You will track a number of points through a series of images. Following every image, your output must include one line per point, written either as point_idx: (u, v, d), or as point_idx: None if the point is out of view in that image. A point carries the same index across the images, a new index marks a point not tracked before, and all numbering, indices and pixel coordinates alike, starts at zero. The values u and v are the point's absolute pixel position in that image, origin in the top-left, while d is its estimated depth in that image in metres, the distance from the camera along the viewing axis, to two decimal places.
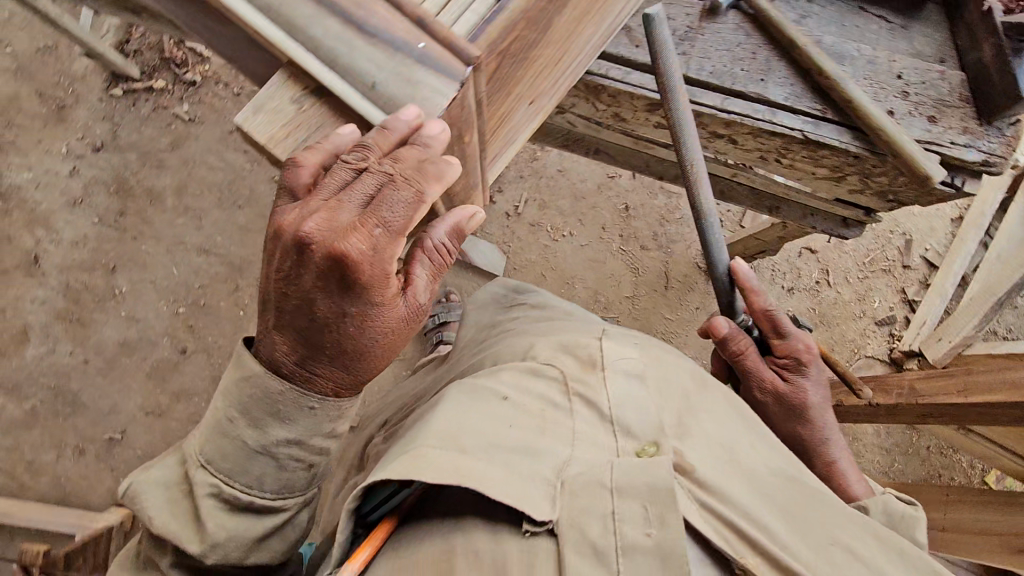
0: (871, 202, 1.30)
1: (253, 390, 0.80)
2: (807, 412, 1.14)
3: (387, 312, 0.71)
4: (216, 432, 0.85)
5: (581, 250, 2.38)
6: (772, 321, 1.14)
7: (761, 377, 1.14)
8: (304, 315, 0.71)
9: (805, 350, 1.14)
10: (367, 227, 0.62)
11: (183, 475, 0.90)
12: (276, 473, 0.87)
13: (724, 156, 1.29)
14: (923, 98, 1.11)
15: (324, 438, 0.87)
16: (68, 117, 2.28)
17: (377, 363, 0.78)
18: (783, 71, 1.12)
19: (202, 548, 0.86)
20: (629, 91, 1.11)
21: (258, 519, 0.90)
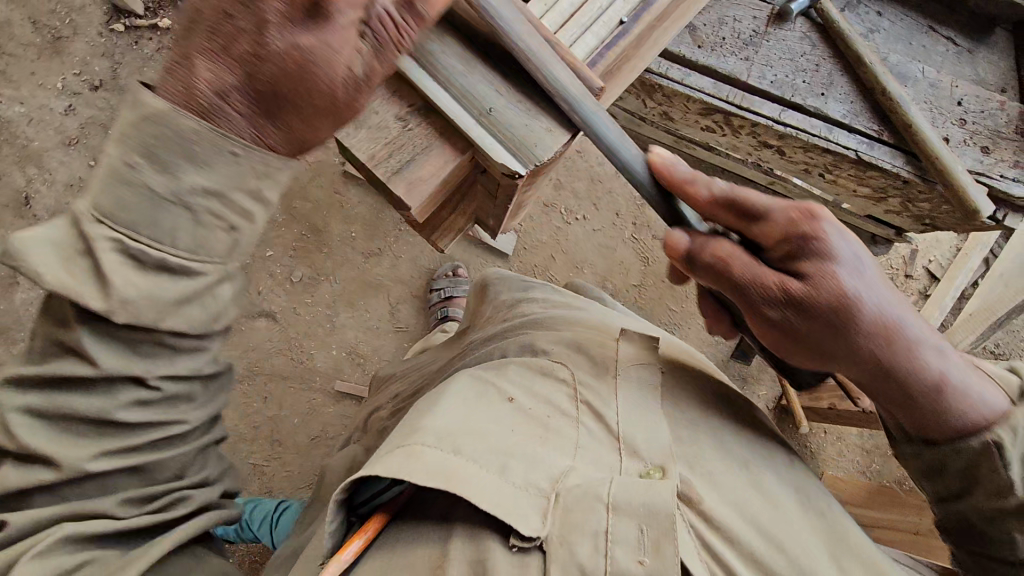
0: (904, 223, 1.28)
1: (171, 126, 0.66)
2: (853, 325, 0.75)
3: (332, 66, 0.67)
4: (117, 179, 0.66)
5: (593, 235, 2.36)
6: (737, 202, 0.78)
7: (757, 284, 0.76)
8: (240, 42, 0.66)
9: (801, 224, 0.76)
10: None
11: (75, 232, 0.67)
12: (197, 231, 0.70)
13: (767, 164, 1.27)
14: (980, 127, 1.09)
15: (253, 202, 0.72)
16: (65, 50, 2.15)
17: (316, 119, 0.71)
18: (844, 88, 1.09)
19: (109, 306, 0.67)
20: (687, 94, 1.07)
21: (175, 281, 0.71)
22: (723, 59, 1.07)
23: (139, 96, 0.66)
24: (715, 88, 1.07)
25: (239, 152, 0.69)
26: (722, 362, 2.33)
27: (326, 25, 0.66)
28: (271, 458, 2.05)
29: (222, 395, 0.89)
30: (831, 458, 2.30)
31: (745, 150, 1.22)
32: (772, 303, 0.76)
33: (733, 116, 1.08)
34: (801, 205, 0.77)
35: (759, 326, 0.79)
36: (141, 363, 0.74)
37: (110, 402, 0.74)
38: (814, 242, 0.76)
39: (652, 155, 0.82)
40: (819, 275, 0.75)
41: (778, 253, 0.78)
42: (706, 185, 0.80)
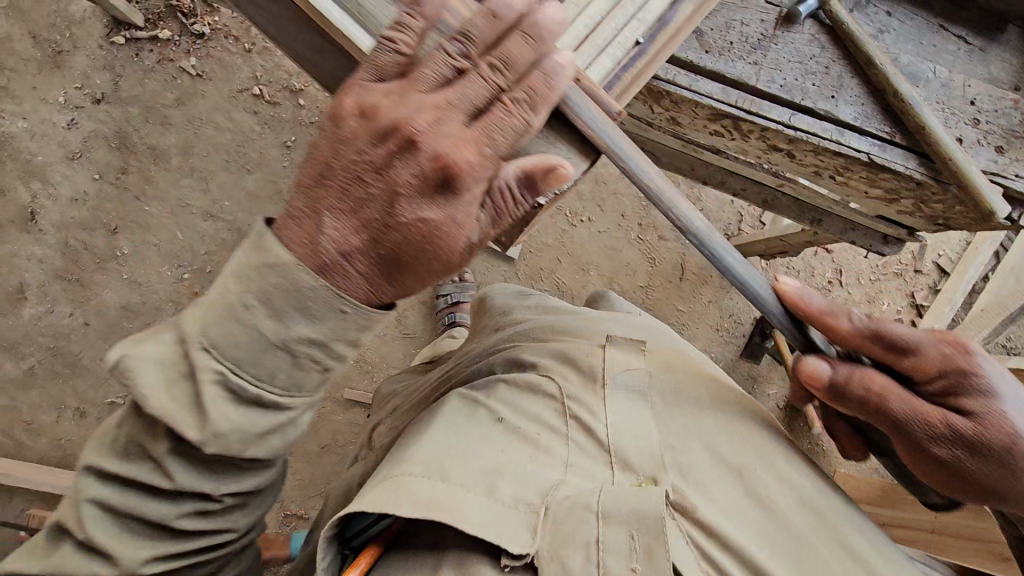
0: (917, 222, 1.27)
1: (292, 283, 0.70)
2: (1012, 456, 0.80)
3: (457, 233, 0.72)
4: (228, 315, 0.70)
5: (599, 236, 2.34)
6: (884, 336, 0.83)
7: (920, 419, 0.80)
8: (372, 206, 0.70)
9: (955, 359, 0.82)
10: (476, 139, 0.70)
11: (180, 353, 0.71)
12: (295, 371, 0.74)
13: (776, 167, 1.25)
14: (994, 126, 1.07)
15: (347, 347, 0.76)
16: (66, 63, 2.14)
17: (426, 275, 0.74)
18: (854, 90, 1.07)
19: (201, 436, 0.71)
20: (696, 100, 1.06)
21: (265, 415, 0.75)
22: (730, 64, 1.06)
23: (264, 237, 0.71)
24: (724, 93, 1.05)
25: (347, 309, 0.73)
26: (731, 362, 2.32)
27: (458, 194, 0.70)
28: None
29: (269, 502, 0.94)
30: (842, 456, 2.28)
31: (754, 153, 1.20)
32: (936, 439, 0.81)
33: (742, 121, 1.07)
34: (953, 339, 0.83)
35: (918, 461, 0.83)
36: (212, 481, 0.79)
37: (175, 511, 0.78)
38: (972, 377, 0.82)
39: (781, 284, 0.87)
40: (982, 411, 0.81)
41: (934, 385, 0.83)
42: (848, 316, 0.85)
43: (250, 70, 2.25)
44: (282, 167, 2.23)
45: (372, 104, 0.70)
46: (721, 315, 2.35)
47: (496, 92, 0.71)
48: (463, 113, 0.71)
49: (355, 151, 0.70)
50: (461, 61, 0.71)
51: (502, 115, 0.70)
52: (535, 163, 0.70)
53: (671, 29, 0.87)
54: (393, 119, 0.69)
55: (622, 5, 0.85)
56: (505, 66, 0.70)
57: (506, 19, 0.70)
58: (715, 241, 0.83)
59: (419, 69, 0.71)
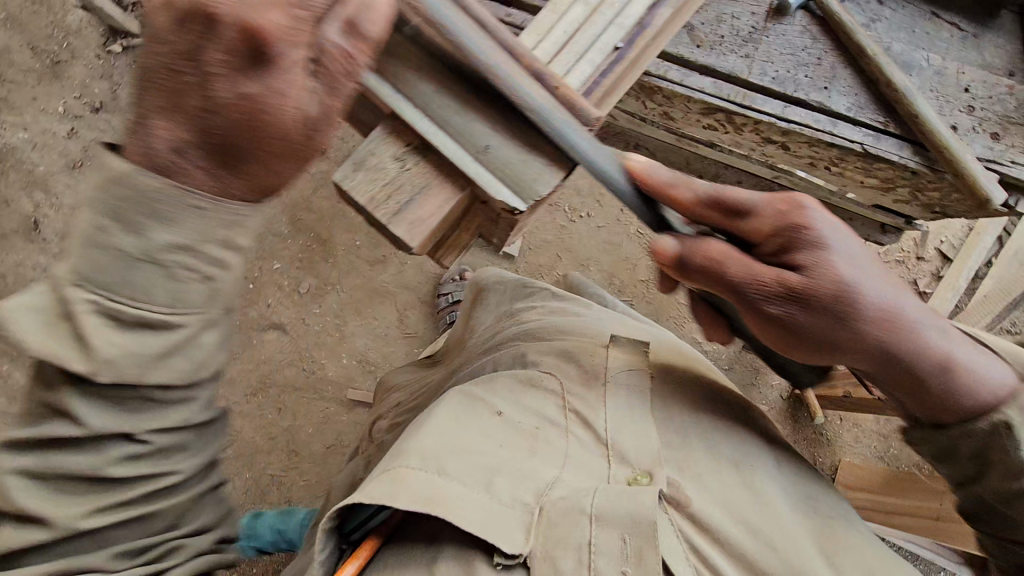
0: (914, 211, 1.26)
1: (130, 186, 0.66)
2: (849, 313, 0.78)
3: (289, 107, 0.68)
4: (89, 243, 0.67)
5: (598, 231, 2.35)
6: (719, 200, 0.82)
7: (754, 282, 0.79)
8: (192, 95, 0.67)
9: (789, 216, 0.80)
10: (283, 0, 0.64)
11: (59, 298, 0.68)
12: (171, 284, 0.70)
13: (772, 159, 1.24)
14: (989, 113, 1.07)
15: (223, 250, 0.71)
16: (65, 73, 2.16)
17: (278, 160, 0.71)
18: (848, 80, 1.07)
19: (92, 368, 0.69)
20: (687, 95, 1.06)
21: (158, 336, 0.71)
22: (722, 58, 1.06)
23: (104, 159, 0.67)
24: (715, 87, 1.05)
25: (205, 208, 0.69)
26: (734, 354, 2.31)
27: (273, 62, 0.66)
28: (288, 468, 2.07)
29: (216, 438, 0.87)
30: (848, 445, 2.28)
31: (749, 146, 1.20)
32: (774, 301, 0.79)
33: (734, 114, 1.06)
34: (787, 197, 0.81)
35: (762, 326, 0.82)
36: (121, 418, 0.74)
37: (101, 458, 0.74)
38: (806, 231, 0.79)
39: (630, 161, 0.84)
40: (813, 265, 0.78)
41: (771, 247, 0.82)
42: (692, 188, 0.83)
43: None
44: None
45: None
46: None
47: None
48: None
49: (165, 39, 0.67)
50: None
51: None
52: (357, 11, 0.66)
53: (651, 33, 0.87)
54: (191, 1, 0.65)
55: (599, 12, 0.85)
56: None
57: None
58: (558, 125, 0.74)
59: None
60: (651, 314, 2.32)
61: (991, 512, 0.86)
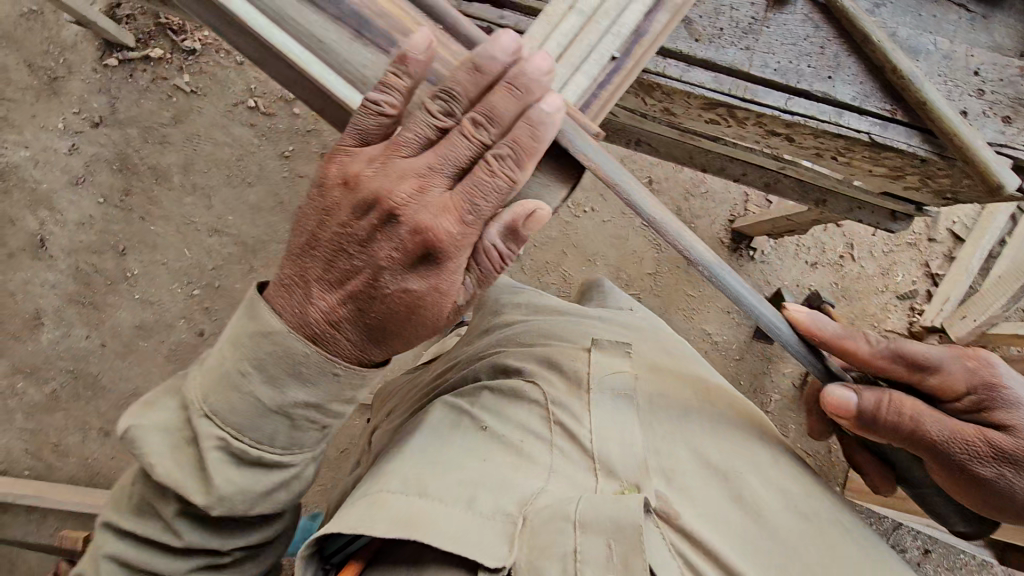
0: (925, 198, 1.23)
1: (284, 349, 0.79)
2: None
3: (440, 298, 0.79)
4: (223, 384, 0.80)
5: (603, 226, 2.32)
6: (905, 358, 0.90)
7: (952, 437, 0.85)
8: (355, 278, 0.79)
9: (978, 374, 0.88)
10: (459, 209, 0.75)
11: (184, 419, 0.83)
12: (292, 432, 0.84)
13: (776, 150, 1.22)
14: (1000, 96, 1.04)
15: (345, 405, 0.85)
16: (63, 89, 2.16)
17: (416, 335, 0.82)
18: (852, 68, 1.04)
19: (208, 501, 0.81)
20: (688, 90, 1.03)
21: (267, 474, 0.85)
22: (722, 51, 1.03)
23: (263, 310, 0.80)
24: (717, 81, 1.03)
25: (339, 371, 0.81)
26: (745, 345, 2.29)
27: (443, 264, 0.77)
28: None
29: (281, 552, 0.99)
30: None
31: (752, 139, 1.17)
32: (971, 453, 0.85)
33: (737, 108, 1.04)
34: (975, 355, 0.90)
35: (957, 481, 0.86)
36: (220, 535, 0.88)
37: (186, 565, 0.86)
38: (997, 389, 0.87)
39: (792, 311, 0.92)
40: (1011, 423, 0.85)
41: (960, 405, 0.89)
42: (871, 339, 0.92)
43: (243, 82, 2.25)
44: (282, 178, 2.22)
45: (358, 174, 0.77)
46: None
47: (480, 149, 0.75)
48: (447, 176, 0.76)
49: (340, 224, 0.78)
50: (443, 120, 0.77)
51: (483, 177, 0.74)
52: (518, 216, 0.77)
53: (648, 40, 0.87)
54: (374, 192, 0.76)
55: (594, 21, 0.87)
56: (489, 122, 0.74)
57: (489, 73, 0.75)
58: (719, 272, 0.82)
59: (403, 136, 0.77)
60: (660, 308, 2.30)
61: None
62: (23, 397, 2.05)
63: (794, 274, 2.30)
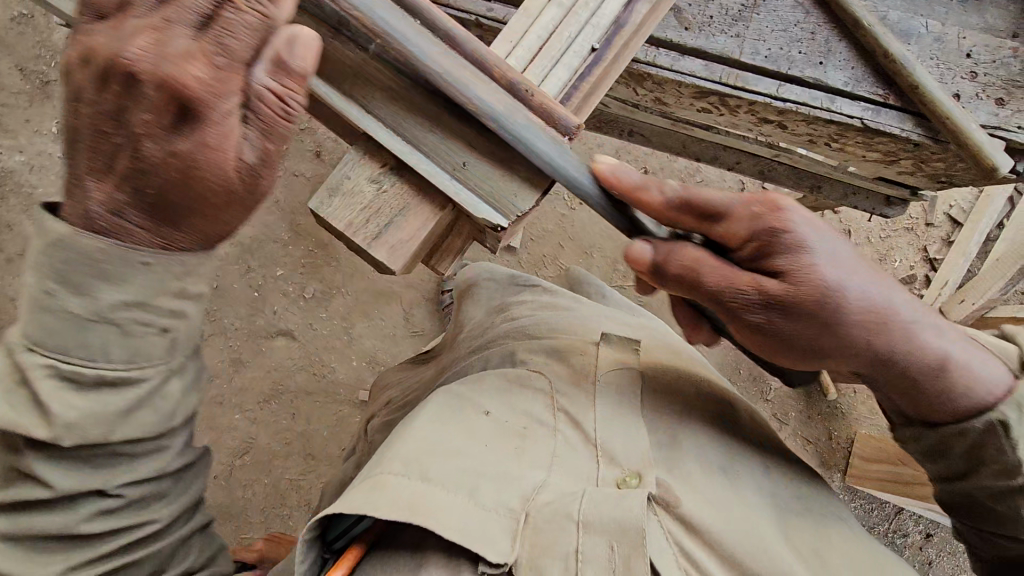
0: (920, 182, 1.22)
1: (80, 251, 0.66)
2: (833, 316, 0.77)
3: (219, 160, 0.66)
4: (38, 309, 0.67)
5: (599, 218, 2.32)
6: (693, 204, 0.78)
7: (731, 288, 0.77)
8: (121, 158, 0.65)
9: (767, 217, 0.77)
10: (203, 50, 0.63)
11: (14, 363, 0.68)
12: (127, 341, 0.70)
13: (769, 138, 1.21)
14: (993, 78, 1.03)
15: (176, 299, 0.71)
16: (56, 93, 2.16)
17: (218, 210, 0.70)
18: (844, 53, 1.04)
19: (54, 432, 0.69)
20: (679, 79, 1.03)
21: (118, 395, 0.71)
22: (712, 39, 1.03)
23: (46, 223, 0.66)
24: (707, 69, 1.03)
25: (150, 261, 0.68)
26: None
27: (208, 117, 0.64)
28: (306, 471, 2.09)
29: (194, 489, 0.88)
30: (864, 418, 2.26)
31: (745, 127, 1.17)
32: (755, 310, 0.78)
33: (728, 96, 1.04)
34: (765, 198, 0.78)
35: (747, 332, 0.80)
36: (98, 476, 0.74)
37: (74, 517, 0.74)
38: (785, 234, 0.77)
39: (597, 167, 0.79)
40: (794, 270, 0.77)
41: (747, 252, 0.79)
42: (664, 184, 0.78)
43: None
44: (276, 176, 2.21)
45: (89, 41, 0.64)
46: None
47: None
48: (190, 24, 0.63)
49: (90, 106, 0.65)
50: None
51: (235, 20, 0.64)
52: (281, 49, 0.65)
53: (627, 31, 0.88)
54: (113, 56, 0.62)
55: (575, 12, 0.85)
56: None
57: None
58: (532, 136, 0.75)
59: None
60: (658, 298, 2.29)
61: (976, 504, 0.87)
62: None
63: None
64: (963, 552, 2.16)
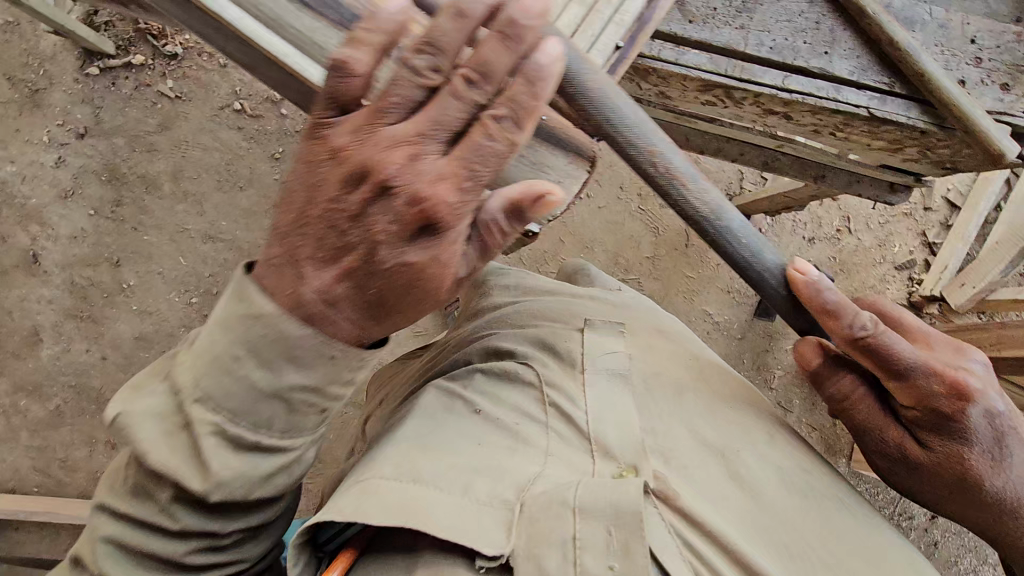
0: (923, 169, 1.22)
1: (278, 331, 0.72)
2: (964, 484, 0.89)
3: (439, 278, 0.71)
4: (216, 368, 0.73)
5: (599, 212, 2.31)
6: (874, 358, 0.88)
7: (875, 427, 0.94)
8: (347, 255, 0.69)
9: (941, 396, 0.87)
10: (457, 176, 0.66)
11: (174, 403, 0.75)
12: (291, 416, 0.78)
13: (772, 129, 1.21)
14: (998, 64, 1.03)
15: (343, 386, 0.80)
16: (45, 101, 2.12)
17: (413, 315, 0.75)
18: (848, 43, 1.03)
19: (205, 487, 0.75)
20: (683, 73, 1.02)
21: (265, 458, 0.79)
22: (717, 32, 1.02)
23: (246, 289, 0.73)
24: (713, 63, 1.02)
25: (337, 352, 0.75)
26: (747, 323, 2.29)
27: (441, 237, 0.68)
28: (314, 474, 2.09)
29: (280, 533, 0.94)
30: None
31: (749, 118, 1.16)
32: (886, 452, 0.95)
33: (733, 89, 1.03)
34: (950, 380, 0.87)
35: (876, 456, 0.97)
36: (220, 519, 0.81)
37: (185, 548, 0.80)
38: (953, 414, 0.87)
39: (799, 275, 0.91)
40: (942, 446, 0.89)
41: (909, 409, 0.91)
42: (857, 325, 0.88)
43: (228, 85, 2.22)
44: (273, 180, 2.19)
45: (334, 138, 0.67)
46: (730, 276, 2.32)
47: (474, 111, 0.65)
48: (442, 138, 0.66)
49: (327, 200, 0.68)
50: (430, 76, 0.65)
51: (482, 141, 0.65)
52: (520, 194, 0.69)
53: (649, 28, 0.91)
54: (364, 162, 0.65)
55: (596, 10, 0.86)
56: (512, 117, 0.65)
57: (473, 17, 0.65)
58: (728, 215, 0.89)
59: (384, 98, 0.65)
60: (660, 290, 2.29)
61: None
62: (27, 415, 2.02)
63: (793, 251, 2.29)
64: (967, 532, 2.19)
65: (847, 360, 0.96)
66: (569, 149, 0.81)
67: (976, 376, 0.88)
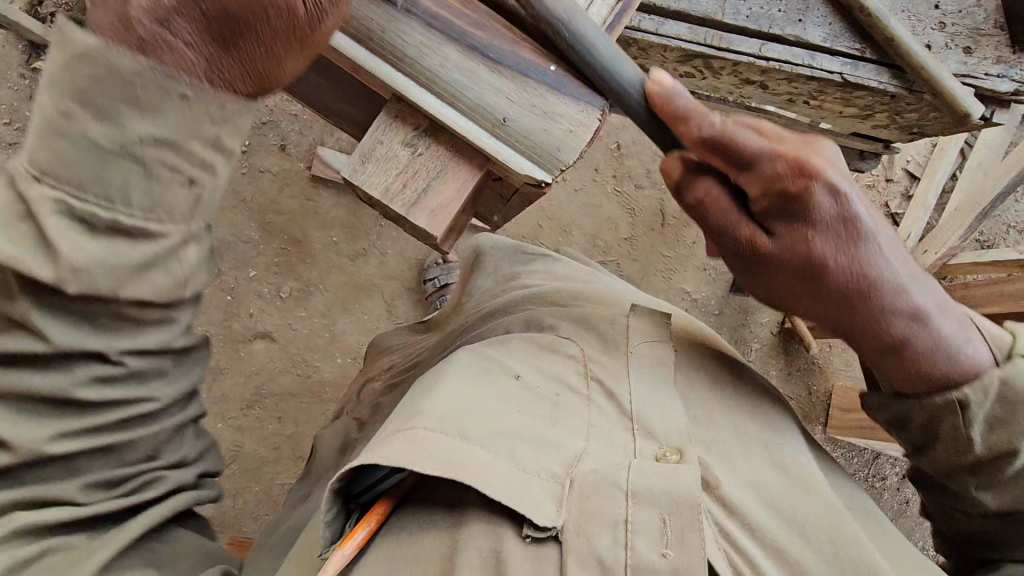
0: (891, 135, 1.26)
1: (107, 67, 0.56)
2: (818, 277, 0.78)
3: None
4: (52, 131, 0.56)
5: (576, 195, 2.32)
6: (722, 147, 0.78)
7: (737, 236, 0.81)
8: None
9: (787, 179, 0.76)
10: None
11: (16, 194, 0.57)
12: (152, 185, 0.59)
13: (749, 99, 1.23)
14: (959, 28, 1.07)
15: (212, 148, 0.62)
16: None
17: (278, 44, 0.65)
18: (820, 10, 1.05)
19: (57, 275, 0.57)
20: (663, 44, 1.04)
21: (137, 244, 0.60)
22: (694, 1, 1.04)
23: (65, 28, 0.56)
24: (691, 32, 1.04)
25: (189, 93, 0.59)
26: (723, 299, 2.34)
27: None
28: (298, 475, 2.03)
29: (203, 374, 0.79)
30: (841, 369, 2.36)
31: (726, 89, 1.18)
32: (744, 254, 0.82)
33: (712, 58, 1.05)
34: (792, 157, 0.76)
35: (755, 274, 0.83)
36: (94, 337, 0.63)
37: (69, 380, 0.64)
38: (800, 200, 0.76)
39: (652, 83, 0.83)
40: (790, 234, 0.78)
41: (758, 202, 0.79)
42: (704, 123, 0.79)
43: None
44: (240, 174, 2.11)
45: None
46: (707, 253, 2.37)
47: None
48: None
49: None
50: None
51: None
52: None
53: None
54: None
55: None
56: None
57: None
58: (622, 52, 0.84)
59: None
60: (639, 271, 2.32)
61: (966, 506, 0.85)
62: None
63: None
64: None
65: (706, 169, 0.83)
66: (577, 99, 0.85)
67: (824, 159, 0.78)
